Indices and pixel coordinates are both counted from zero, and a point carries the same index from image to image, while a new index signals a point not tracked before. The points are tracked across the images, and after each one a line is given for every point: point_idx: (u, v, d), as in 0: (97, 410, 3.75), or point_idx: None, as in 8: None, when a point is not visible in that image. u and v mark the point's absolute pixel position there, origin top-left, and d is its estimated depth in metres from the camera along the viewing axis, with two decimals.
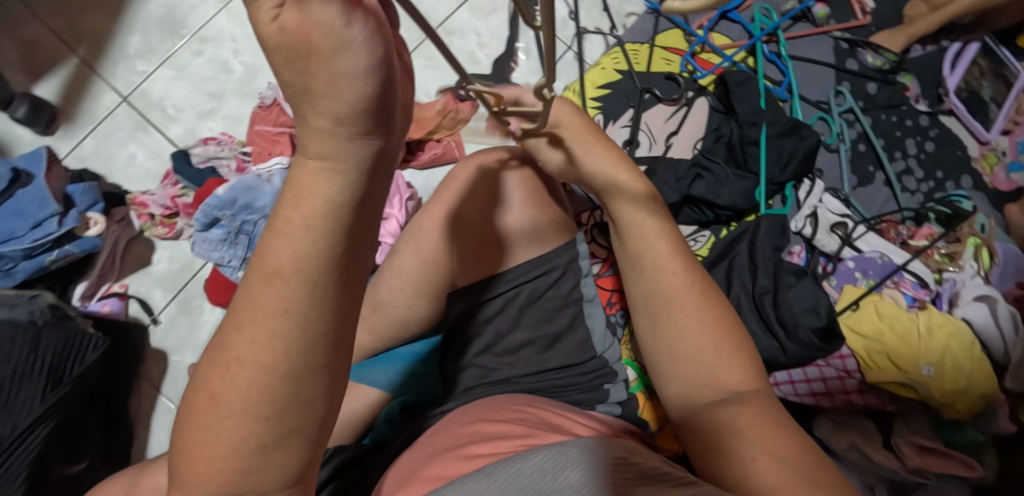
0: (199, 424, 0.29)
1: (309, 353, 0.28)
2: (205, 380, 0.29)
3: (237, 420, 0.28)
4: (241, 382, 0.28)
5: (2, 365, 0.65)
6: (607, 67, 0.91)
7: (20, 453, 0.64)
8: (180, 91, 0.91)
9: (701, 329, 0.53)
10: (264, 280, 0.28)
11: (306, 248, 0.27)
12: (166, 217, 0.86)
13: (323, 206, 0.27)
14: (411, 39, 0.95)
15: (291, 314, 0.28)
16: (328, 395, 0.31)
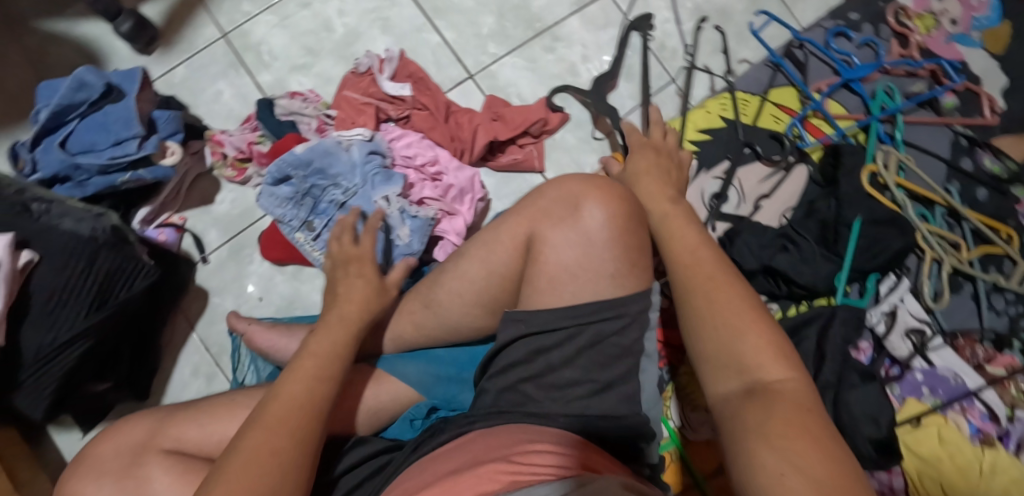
0: (254, 443, 0.43)
1: (309, 420, 0.46)
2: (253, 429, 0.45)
3: (266, 444, 0.43)
4: (276, 419, 0.45)
5: (55, 276, 0.66)
6: (712, 112, 0.87)
7: (57, 365, 0.66)
8: (279, 39, 0.90)
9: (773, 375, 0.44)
10: (296, 372, 0.50)
11: (304, 388, 0.49)
12: (239, 161, 0.85)
13: (306, 382, 0.49)
14: (517, 36, 0.92)
15: (312, 383, 0.50)
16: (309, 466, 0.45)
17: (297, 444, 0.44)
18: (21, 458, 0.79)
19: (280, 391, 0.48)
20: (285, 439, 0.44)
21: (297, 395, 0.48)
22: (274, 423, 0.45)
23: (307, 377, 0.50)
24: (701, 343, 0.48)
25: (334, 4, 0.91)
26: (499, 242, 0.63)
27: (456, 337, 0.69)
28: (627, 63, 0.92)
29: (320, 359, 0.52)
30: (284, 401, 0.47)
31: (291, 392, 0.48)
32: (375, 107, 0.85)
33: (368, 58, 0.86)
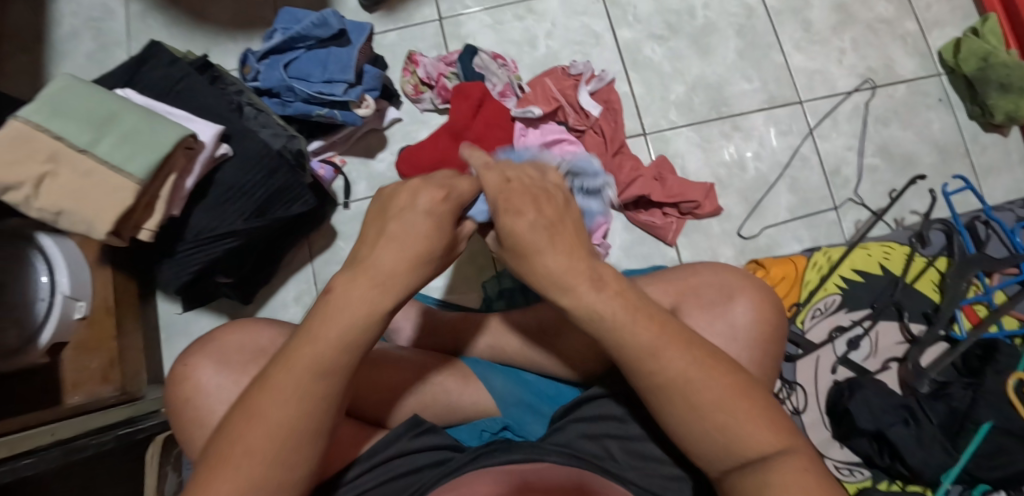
0: (258, 409, 0.40)
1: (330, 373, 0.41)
2: (264, 379, 0.40)
3: (275, 415, 0.40)
4: (293, 375, 0.40)
5: (237, 175, 0.70)
6: (874, 255, 0.83)
7: (207, 251, 0.71)
8: (485, 38, 0.95)
9: (715, 393, 0.43)
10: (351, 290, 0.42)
11: (338, 340, 0.41)
12: (421, 83, 0.91)
13: (338, 339, 0.41)
14: (700, 112, 0.94)
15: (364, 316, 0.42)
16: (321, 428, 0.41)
17: (314, 416, 0.41)
18: (128, 311, 0.87)
19: (312, 335, 0.41)
20: (303, 410, 0.40)
21: (326, 353, 0.41)
22: (287, 388, 0.40)
23: (348, 320, 0.41)
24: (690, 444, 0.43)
25: (545, 25, 0.96)
26: None
27: (552, 369, 0.73)
28: (793, 176, 0.93)
29: (377, 301, 0.42)
30: (313, 341, 0.41)
31: (320, 337, 0.41)
32: (558, 109, 0.88)
33: (582, 65, 0.91)
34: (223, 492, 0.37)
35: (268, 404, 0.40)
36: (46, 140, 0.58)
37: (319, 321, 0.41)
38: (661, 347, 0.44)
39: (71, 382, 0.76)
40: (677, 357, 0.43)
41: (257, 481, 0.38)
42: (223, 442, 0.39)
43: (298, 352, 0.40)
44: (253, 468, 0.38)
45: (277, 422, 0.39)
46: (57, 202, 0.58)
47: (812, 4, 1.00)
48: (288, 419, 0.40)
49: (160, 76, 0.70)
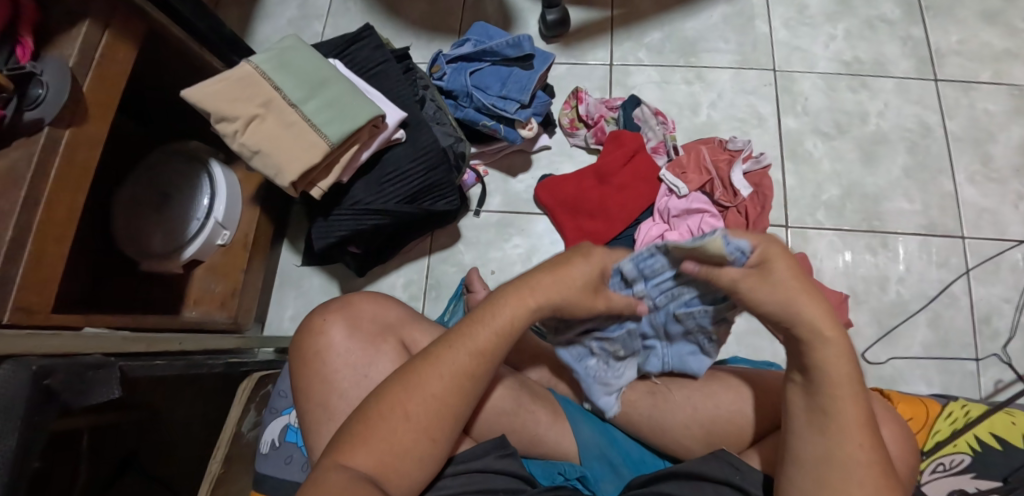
0: (388, 419, 0.47)
1: (459, 386, 0.49)
2: (397, 393, 0.48)
3: (407, 426, 0.47)
4: (421, 394, 0.48)
5: (404, 161, 0.74)
6: (1018, 426, 0.75)
7: (355, 221, 0.75)
8: (649, 93, 0.97)
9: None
10: (479, 321, 0.50)
11: (489, 345, 0.50)
12: (577, 119, 0.94)
13: (492, 344, 0.50)
14: (849, 219, 0.90)
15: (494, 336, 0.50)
16: (439, 437, 0.48)
17: (462, 404, 0.49)
18: (260, 250, 0.92)
19: (457, 338, 0.50)
20: (457, 397, 0.49)
21: (467, 355, 0.49)
22: (444, 369, 0.49)
23: (505, 330, 0.50)
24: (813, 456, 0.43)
25: (711, 95, 0.97)
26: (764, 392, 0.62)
27: (649, 440, 0.69)
28: (936, 313, 0.87)
29: (528, 311, 0.50)
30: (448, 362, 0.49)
31: (451, 359, 0.49)
32: (706, 177, 0.88)
33: (742, 141, 0.91)
34: (384, 443, 0.46)
35: (430, 381, 0.48)
36: (267, 88, 0.65)
37: (475, 325, 0.50)
38: (857, 438, 0.43)
39: (194, 297, 0.86)
40: (869, 453, 0.42)
41: (410, 442, 0.47)
42: (377, 405, 0.48)
43: (432, 368, 0.49)
44: (414, 427, 0.47)
45: (436, 401, 0.48)
46: (258, 141, 0.63)
47: (998, 139, 0.94)
48: (443, 396, 0.48)
49: (365, 57, 0.76)
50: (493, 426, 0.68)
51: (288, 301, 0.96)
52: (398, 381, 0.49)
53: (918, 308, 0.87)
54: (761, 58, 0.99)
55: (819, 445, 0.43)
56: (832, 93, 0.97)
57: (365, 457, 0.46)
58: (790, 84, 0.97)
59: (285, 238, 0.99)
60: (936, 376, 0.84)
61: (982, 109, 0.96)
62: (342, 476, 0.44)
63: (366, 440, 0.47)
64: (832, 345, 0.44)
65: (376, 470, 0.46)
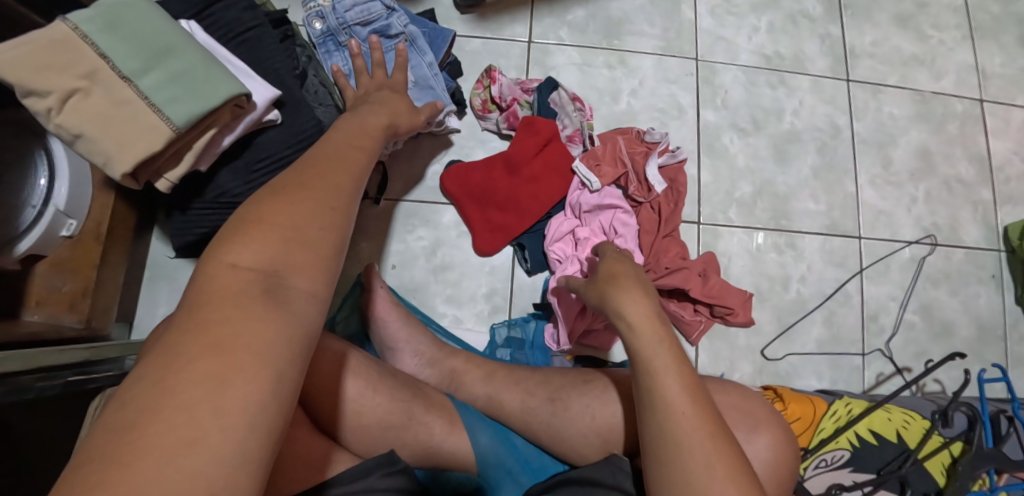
0: (241, 237, 0.35)
1: (333, 189, 0.39)
2: (246, 219, 0.36)
3: (269, 235, 0.35)
4: (280, 203, 0.37)
5: (285, 145, 0.67)
6: (893, 421, 0.79)
7: (222, 214, 0.66)
8: (569, 75, 0.91)
9: (704, 464, 0.42)
10: (309, 165, 0.40)
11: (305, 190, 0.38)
12: (490, 101, 0.87)
13: (339, 154, 0.43)
14: (759, 217, 0.90)
15: (341, 164, 0.42)
16: (316, 241, 0.36)
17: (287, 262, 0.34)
18: (119, 241, 0.79)
19: (297, 171, 0.40)
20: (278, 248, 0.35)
21: (324, 168, 0.40)
22: (303, 184, 0.38)
23: (326, 180, 0.39)
24: (655, 431, 0.45)
25: (633, 82, 0.92)
26: None
27: (549, 447, 0.68)
28: (832, 311, 0.90)
29: (352, 151, 0.44)
30: (303, 174, 0.39)
31: (307, 174, 0.39)
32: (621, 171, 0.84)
33: (660, 133, 0.87)
34: (198, 331, 0.30)
35: (236, 250, 0.34)
36: (90, 55, 0.56)
37: (308, 160, 0.41)
38: (683, 404, 0.44)
39: (36, 297, 0.71)
40: (694, 414, 0.44)
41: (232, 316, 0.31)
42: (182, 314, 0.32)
43: (287, 182, 0.38)
44: (230, 289, 0.32)
45: (300, 201, 0.37)
46: (79, 123, 0.56)
47: (899, 143, 0.97)
48: (312, 198, 0.38)
49: (233, 19, 0.67)
50: (385, 444, 0.63)
51: (159, 297, 0.85)
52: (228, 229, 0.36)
53: (817, 306, 0.89)
54: (685, 46, 0.95)
55: (659, 426, 0.44)
56: (751, 87, 0.95)
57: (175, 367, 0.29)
58: (711, 75, 0.94)
59: (154, 227, 0.86)
60: (827, 371, 0.88)
61: (888, 112, 0.98)
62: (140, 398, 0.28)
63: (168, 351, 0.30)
64: (644, 324, 0.48)
65: (206, 381, 0.29)
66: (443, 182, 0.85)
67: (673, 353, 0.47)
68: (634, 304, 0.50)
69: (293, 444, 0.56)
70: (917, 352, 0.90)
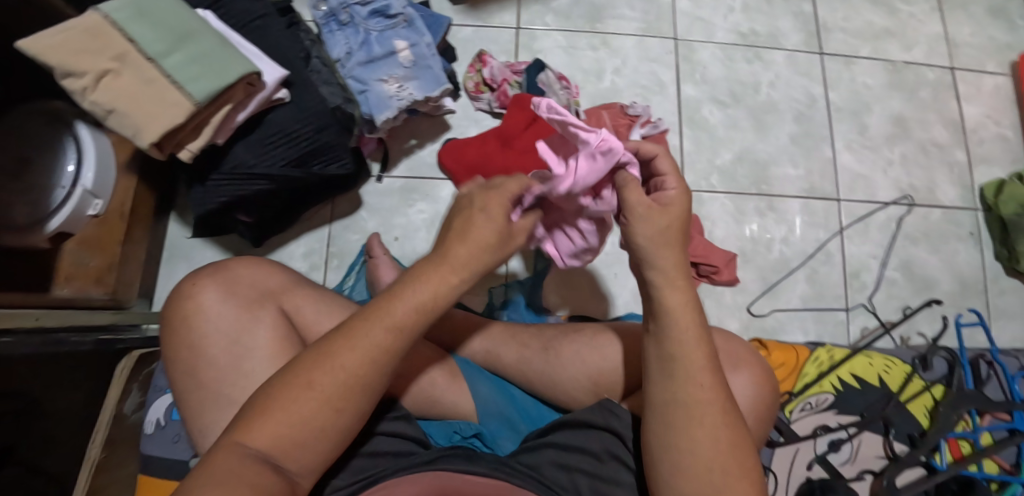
0: (288, 396, 0.40)
1: (379, 358, 0.42)
2: (301, 372, 0.40)
3: (314, 405, 0.40)
4: (332, 374, 0.40)
5: (292, 121, 0.73)
6: (874, 366, 0.83)
7: (237, 185, 0.73)
8: (555, 58, 0.97)
9: (712, 438, 0.48)
10: (384, 318, 0.42)
11: (413, 312, 0.43)
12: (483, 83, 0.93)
13: (410, 313, 0.42)
14: (741, 183, 0.95)
15: (407, 326, 0.42)
16: (340, 414, 0.41)
17: (377, 379, 0.42)
18: (141, 219, 0.85)
19: (354, 327, 0.42)
20: (373, 368, 0.41)
21: (391, 327, 0.42)
22: (359, 342, 0.41)
23: (389, 334, 0.42)
24: (674, 397, 0.50)
25: (616, 61, 0.98)
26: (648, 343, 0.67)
27: (544, 394, 0.73)
28: (814, 269, 0.94)
29: (427, 299, 0.43)
30: (356, 343, 0.41)
31: (365, 337, 0.41)
32: None
33: (643, 107, 0.92)
34: (288, 417, 0.39)
35: (340, 354, 0.41)
36: (119, 39, 0.63)
37: (387, 303, 0.43)
38: (704, 379, 0.50)
39: (64, 272, 0.77)
40: (710, 391, 0.49)
41: (314, 416, 0.40)
42: (286, 375, 0.41)
43: (350, 337, 0.41)
44: (249, 462, 0.38)
45: (347, 373, 0.41)
46: (110, 100, 0.62)
47: (873, 111, 1.02)
48: (359, 373, 0.41)
49: (243, 8, 0.74)
50: (390, 391, 0.68)
51: (178, 275, 0.91)
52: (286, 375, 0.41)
53: (800, 265, 0.94)
54: (665, 27, 1.00)
55: (679, 395, 0.50)
56: (729, 63, 1.00)
57: (265, 433, 0.39)
58: (690, 53, 1.00)
59: (172, 210, 0.92)
60: (811, 326, 0.92)
61: (862, 82, 1.03)
62: (234, 453, 0.38)
63: (265, 411, 0.39)
64: (673, 295, 0.52)
65: None
66: (439, 155, 0.91)
67: (703, 332, 0.51)
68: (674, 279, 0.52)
69: None
70: (899, 306, 0.94)
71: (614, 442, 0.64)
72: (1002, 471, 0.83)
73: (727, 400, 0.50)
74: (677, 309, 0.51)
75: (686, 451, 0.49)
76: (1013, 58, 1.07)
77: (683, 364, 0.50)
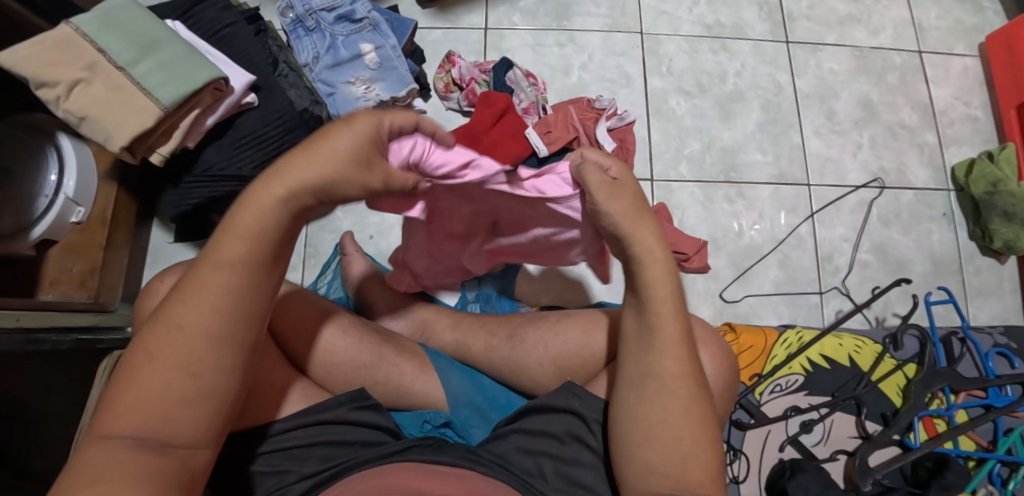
0: (137, 371, 0.36)
1: (231, 309, 0.38)
2: (144, 344, 0.37)
3: (167, 372, 0.36)
4: (178, 336, 0.37)
5: (261, 125, 0.76)
6: (845, 346, 0.84)
7: (209, 187, 0.75)
8: (523, 56, 0.99)
9: (682, 409, 0.50)
10: (213, 266, 0.38)
11: (244, 256, 0.38)
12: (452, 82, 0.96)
13: (242, 250, 0.38)
14: (709, 171, 0.96)
15: (243, 265, 0.38)
16: (209, 376, 0.38)
17: (234, 334, 0.39)
18: (123, 226, 0.88)
19: (188, 284, 0.38)
20: (223, 324, 0.38)
21: (225, 271, 0.38)
22: (198, 298, 0.38)
23: (226, 281, 0.38)
24: (646, 365, 0.51)
25: (583, 57, 1.00)
26: (608, 328, 0.68)
27: (512, 381, 0.74)
28: (786, 253, 0.95)
29: (256, 225, 0.38)
30: (192, 300, 0.37)
31: (197, 291, 0.38)
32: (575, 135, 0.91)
33: (609, 100, 0.94)
34: (144, 398, 0.36)
35: (177, 312, 0.37)
36: (90, 50, 0.66)
37: (214, 250, 0.38)
38: (677, 350, 0.51)
39: (49, 278, 0.80)
40: (683, 363, 0.51)
41: (167, 386, 0.36)
42: (127, 364, 0.37)
43: (183, 300, 0.37)
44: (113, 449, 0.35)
45: (190, 334, 0.37)
46: (83, 108, 0.65)
47: (840, 96, 1.03)
48: (203, 328, 0.37)
49: (211, 18, 0.77)
50: (359, 382, 0.70)
51: None
52: (132, 352, 0.37)
53: (771, 250, 0.95)
54: (630, 22, 1.02)
55: (652, 365, 0.51)
56: (695, 54, 1.02)
57: (129, 419, 0.36)
58: (656, 46, 1.02)
59: (155, 217, 0.95)
60: (785, 310, 0.93)
61: (828, 68, 1.04)
62: (99, 450, 0.35)
63: (117, 404, 0.36)
64: (654, 269, 0.52)
65: None
66: None
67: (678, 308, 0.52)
68: (660, 262, 0.52)
69: (271, 377, 0.63)
70: (873, 288, 0.94)
71: (577, 424, 0.64)
72: (978, 448, 0.83)
73: (699, 375, 0.51)
74: (659, 283, 0.52)
75: (653, 420, 0.50)
76: (981, 40, 1.08)
77: (659, 335, 0.51)
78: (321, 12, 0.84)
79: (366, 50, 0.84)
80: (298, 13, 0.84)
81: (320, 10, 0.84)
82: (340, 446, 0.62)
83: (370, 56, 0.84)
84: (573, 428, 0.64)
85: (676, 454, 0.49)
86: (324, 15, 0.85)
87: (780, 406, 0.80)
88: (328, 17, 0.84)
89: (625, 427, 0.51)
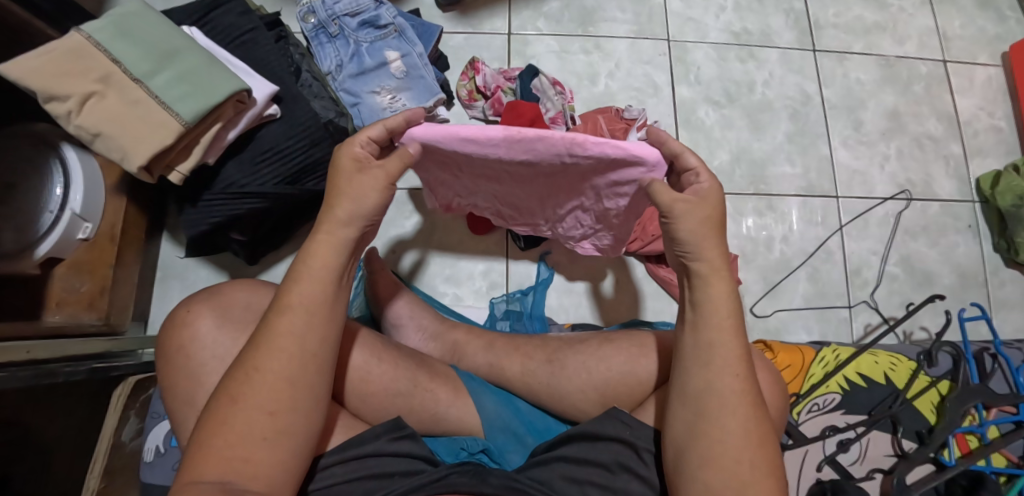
0: (222, 420, 0.43)
1: (312, 340, 0.46)
2: (223, 399, 0.43)
3: (250, 416, 0.43)
4: (260, 386, 0.44)
5: (284, 139, 0.72)
6: (880, 364, 0.83)
7: (229, 204, 0.71)
8: (549, 63, 0.96)
9: (741, 428, 0.46)
10: (284, 310, 0.46)
11: (306, 303, 0.46)
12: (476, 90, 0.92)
13: (308, 296, 0.46)
14: (738, 183, 0.95)
15: (314, 309, 0.46)
16: (291, 408, 0.44)
17: (309, 375, 0.45)
18: (132, 241, 0.83)
19: (269, 330, 0.45)
20: (297, 366, 0.45)
21: (301, 315, 0.46)
22: (279, 343, 0.45)
23: (303, 320, 0.46)
24: (698, 382, 0.48)
25: (610, 64, 0.97)
26: (653, 355, 0.66)
27: (550, 405, 0.72)
28: (815, 267, 0.94)
29: (332, 260, 0.48)
30: (273, 343, 0.45)
31: (279, 334, 0.45)
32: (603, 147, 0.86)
33: (638, 110, 0.92)
34: (227, 443, 0.42)
35: (260, 358, 0.44)
36: (103, 60, 0.61)
37: (286, 291, 0.47)
38: (737, 367, 0.48)
39: (54, 299, 0.75)
40: (742, 380, 0.47)
41: (251, 429, 0.43)
42: (211, 414, 0.43)
43: (266, 341, 0.45)
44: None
45: (274, 377, 0.44)
46: (97, 123, 0.61)
47: (867, 106, 1.02)
48: (283, 369, 0.44)
49: (230, 24, 0.73)
50: (394, 410, 0.67)
51: (172, 295, 0.89)
52: (211, 411, 0.43)
53: (800, 263, 0.93)
54: (656, 28, 1.00)
55: (707, 383, 0.48)
56: (722, 63, 1.00)
57: (212, 466, 0.41)
58: (683, 53, 0.99)
59: (164, 230, 0.91)
60: (815, 325, 0.92)
61: (855, 77, 1.03)
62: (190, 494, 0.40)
63: (208, 448, 0.42)
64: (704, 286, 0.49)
65: None
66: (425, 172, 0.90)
67: (733, 319, 0.49)
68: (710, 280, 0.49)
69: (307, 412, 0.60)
70: (902, 302, 0.94)
71: (624, 453, 0.60)
72: (1010, 464, 0.82)
73: (755, 395, 0.47)
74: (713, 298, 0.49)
75: (711, 444, 0.46)
76: (1004, 49, 1.07)
77: (715, 349, 0.48)
78: (346, 17, 0.81)
79: (392, 60, 0.80)
80: (321, 17, 0.81)
81: (344, 15, 0.81)
82: (373, 481, 0.58)
83: (397, 66, 0.81)
84: (621, 456, 0.60)
85: (733, 476, 0.45)
86: (348, 20, 0.81)
87: (814, 427, 0.80)
88: (353, 24, 0.81)
89: (682, 453, 0.47)
